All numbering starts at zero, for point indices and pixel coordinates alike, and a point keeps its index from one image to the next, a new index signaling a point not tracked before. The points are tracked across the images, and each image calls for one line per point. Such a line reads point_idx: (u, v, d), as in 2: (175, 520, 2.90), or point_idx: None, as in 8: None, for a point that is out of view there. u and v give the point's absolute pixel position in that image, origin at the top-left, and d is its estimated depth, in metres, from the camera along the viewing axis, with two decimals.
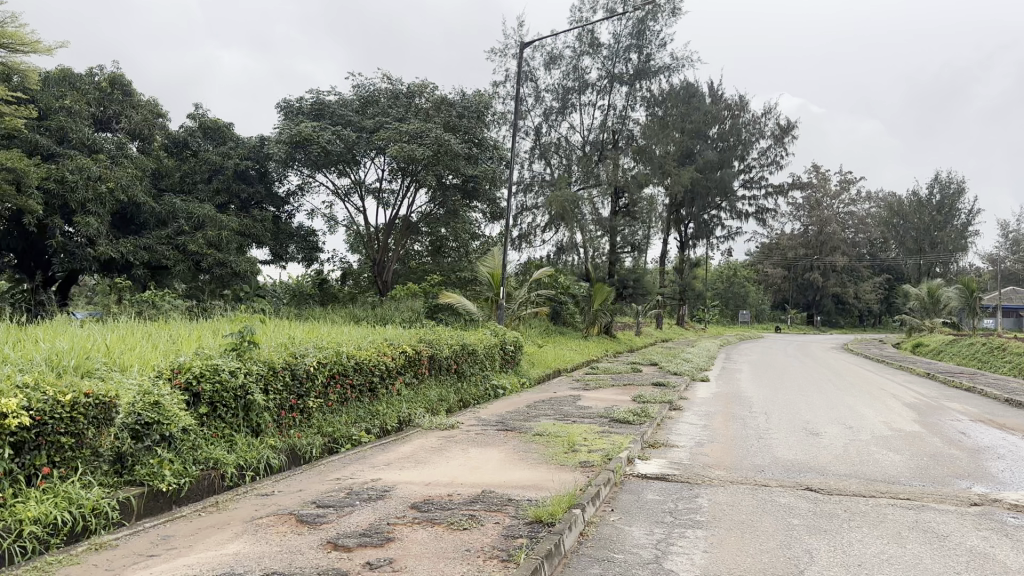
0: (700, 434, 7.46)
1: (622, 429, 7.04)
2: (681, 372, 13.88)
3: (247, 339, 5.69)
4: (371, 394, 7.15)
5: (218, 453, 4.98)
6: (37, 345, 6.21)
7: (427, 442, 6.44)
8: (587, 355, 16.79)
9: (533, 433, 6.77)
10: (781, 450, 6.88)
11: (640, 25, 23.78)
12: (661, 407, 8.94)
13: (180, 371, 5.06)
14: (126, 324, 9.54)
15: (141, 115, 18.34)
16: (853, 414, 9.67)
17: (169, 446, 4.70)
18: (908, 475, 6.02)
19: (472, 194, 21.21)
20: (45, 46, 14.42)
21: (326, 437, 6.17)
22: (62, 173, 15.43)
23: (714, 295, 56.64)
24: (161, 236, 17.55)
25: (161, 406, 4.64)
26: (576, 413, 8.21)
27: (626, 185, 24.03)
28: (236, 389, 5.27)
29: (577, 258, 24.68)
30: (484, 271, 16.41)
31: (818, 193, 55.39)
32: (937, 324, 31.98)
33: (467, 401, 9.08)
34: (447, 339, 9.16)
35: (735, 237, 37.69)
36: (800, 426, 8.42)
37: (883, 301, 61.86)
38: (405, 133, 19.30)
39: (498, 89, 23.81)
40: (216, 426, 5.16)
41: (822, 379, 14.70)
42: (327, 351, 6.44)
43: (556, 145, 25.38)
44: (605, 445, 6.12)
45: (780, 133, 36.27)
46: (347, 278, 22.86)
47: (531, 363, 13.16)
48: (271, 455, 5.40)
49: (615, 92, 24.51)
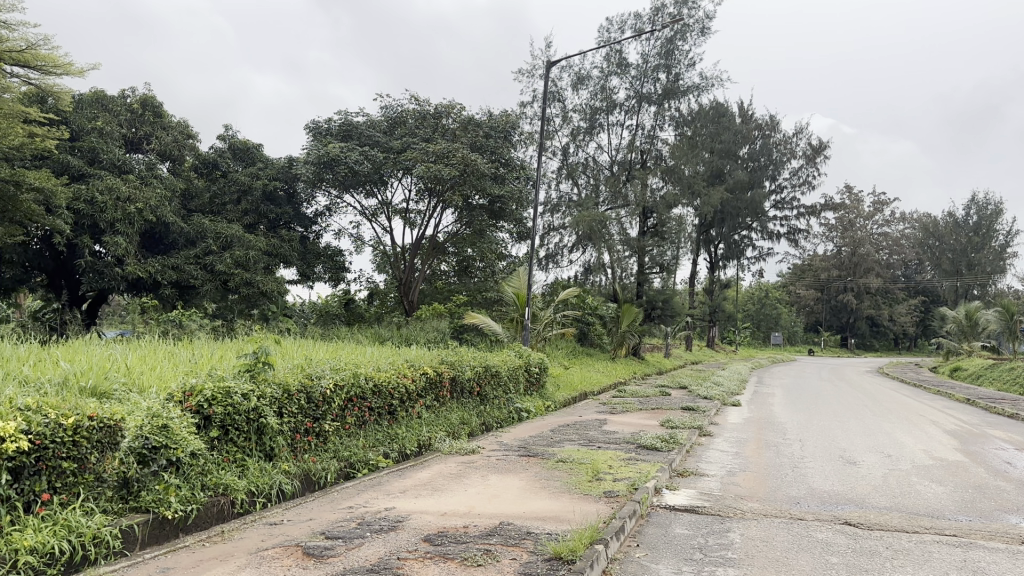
0: (731, 462, 7.18)
1: (650, 456, 6.78)
2: (711, 396, 13.54)
3: (262, 360, 5.54)
4: (391, 417, 6.97)
5: (228, 478, 4.82)
6: (55, 364, 6.14)
7: (446, 468, 6.23)
8: (614, 377, 16.51)
9: (557, 459, 6.53)
10: (817, 480, 6.58)
11: (668, 45, 23.62)
12: (690, 432, 8.66)
13: (191, 393, 4.92)
14: (150, 343, 9.49)
15: (171, 136, 18.52)
16: (892, 442, 9.30)
17: (178, 472, 4.55)
18: (954, 510, 5.69)
19: (499, 214, 21.10)
20: (77, 68, 14.57)
21: (343, 462, 6.00)
22: (91, 194, 15.56)
23: (745, 316, 55.97)
24: (189, 256, 17.62)
25: (168, 429, 4.49)
26: (602, 438, 7.96)
27: (655, 205, 23.75)
28: (248, 412, 5.11)
29: (605, 279, 24.43)
30: (510, 291, 16.24)
31: (851, 214, 54.63)
32: (975, 347, 31.22)
33: (490, 424, 8.86)
34: (470, 361, 8.97)
35: (766, 258, 37.21)
36: (837, 454, 8.08)
37: (918, 323, 60.69)
38: (431, 153, 19.26)
39: (525, 110, 23.74)
40: (227, 450, 5.00)
41: (857, 404, 14.25)
42: (345, 373, 6.28)
43: (584, 165, 25.25)
44: (631, 473, 5.87)
45: (812, 153, 35.82)
46: (374, 298, 22.83)
47: (558, 385, 12.92)
48: (284, 481, 5.22)
49: (644, 112, 24.35)
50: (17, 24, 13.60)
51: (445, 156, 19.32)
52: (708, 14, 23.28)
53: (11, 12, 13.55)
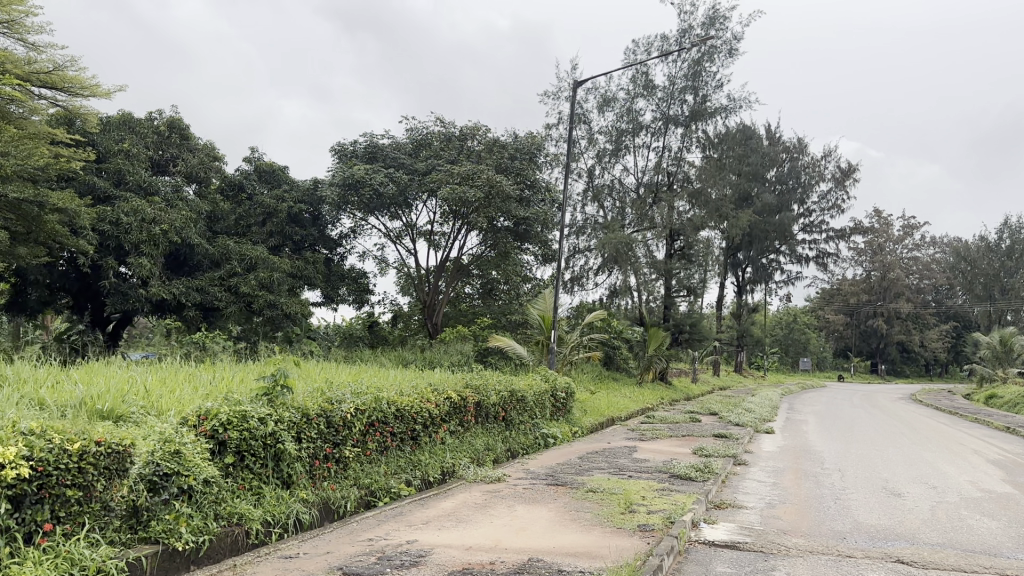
0: (769, 493, 6.84)
1: (684, 486, 6.47)
2: (743, 423, 13.13)
3: (280, 383, 5.33)
4: (414, 443, 6.72)
5: (243, 507, 4.59)
6: (75, 387, 6.00)
7: (471, 497, 5.96)
8: (643, 403, 16.14)
9: (586, 489, 6.23)
10: (862, 514, 6.22)
11: (695, 66, 23.42)
12: (725, 461, 8.31)
13: (206, 418, 4.72)
14: (172, 366, 9.30)
15: (198, 158, 18.57)
16: (936, 472, 8.88)
17: (191, 500, 4.33)
18: (1012, 547, 5.30)
19: (524, 237, 20.92)
20: (104, 89, 14.62)
21: (364, 489, 5.75)
22: (116, 216, 15.54)
23: (773, 341, 55.20)
24: (213, 278, 17.56)
25: (181, 455, 4.29)
26: (632, 466, 7.64)
27: (682, 228, 23.42)
28: (265, 437, 4.89)
29: (631, 302, 24.12)
30: (535, 313, 16.05)
31: (881, 238, 53.98)
32: (1011, 373, 30.47)
33: (515, 451, 8.58)
34: (495, 385, 8.71)
35: (795, 282, 36.68)
36: (880, 485, 7.69)
37: (950, 349, 59.51)
38: (456, 175, 19.15)
39: (550, 132, 23.61)
40: (243, 477, 4.78)
41: (895, 432, 13.77)
42: (366, 397, 6.05)
43: (610, 187, 24.97)
44: (666, 505, 5.55)
45: (841, 175, 35.39)
46: (398, 321, 22.66)
47: (584, 410, 12.59)
48: (302, 510, 4.98)
49: (670, 133, 24.14)
50: (45, 45, 13.69)
51: (470, 178, 19.21)
52: (736, 35, 23.05)
53: (40, 34, 13.66)
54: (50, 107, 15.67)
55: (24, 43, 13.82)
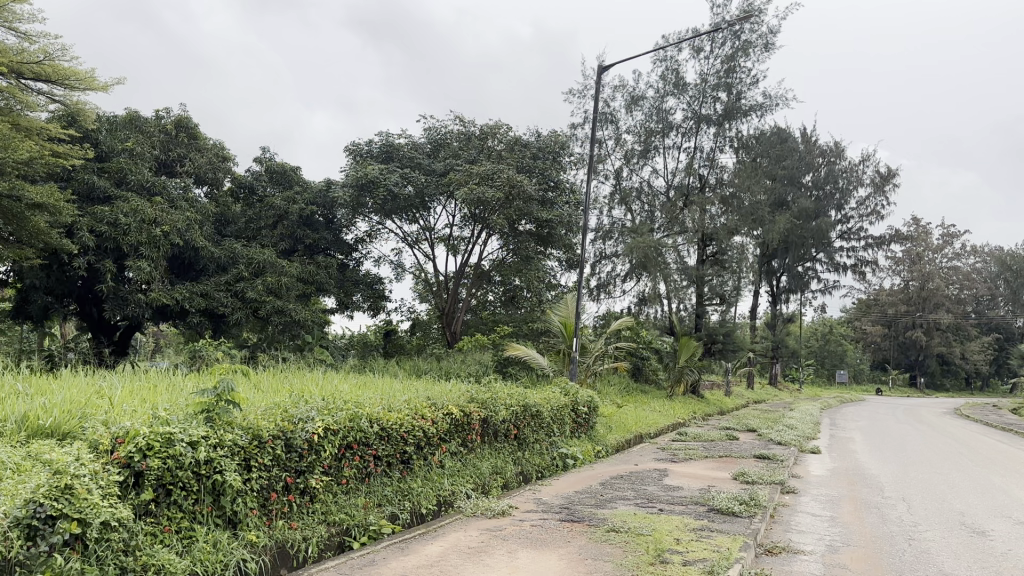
0: (828, 532, 5.71)
1: (726, 525, 5.33)
2: (786, 442, 11.89)
3: (224, 398, 4.34)
4: (404, 467, 5.68)
5: (163, 556, 3.56)
6: (23, 397, 5.11)
7: (466, 540, 4.89)
8: (672, 418, 14.98)
9: (606, 528, 5.13)
10: (948, 561, 5.08)
11: (729, 62, 22.28)
12: (772, 490, 7.16)
13: (123, 440, 3.72)
14: (152, 376, 8.28)
15: (207, 158, 17.73)
16: (1015, 503, 7.66)
17: (85, 553, 3.28)
18: None
19: (547, 241, 19.91)
20: (99, 82, 13.81)
21: (335, 528, 4.72)
22: (114, 216, 14.68)
23: (808, 352, 53.53)
24: (219, 283, 16.63)
25: (73, 491, 3.27)
26: (664, 496, 6.54)
27: (715, 233, 22.21)
28: (197, 466, 3.91)
29: (660, 311, 23.01)
30: (556, 320, 14.88)
31: (919, 247, 52.00)
32: None
33: (529, 474, 7.53)
34: (506, 399, 7.64)
35: (831, 291, 35.23)
36: (957, 521, 6.51)
37: (993, 362, 57.31)
38: (474, 174, 18.08)
39: (575, 132, 22.50)
40: (168, 517, 3.78)
41: (954, 453, 12.47)
42: (340, 412, 5.04)
43: (638, 189, 23.79)
44: (707, 553, 4.45)
45: (880, 180, 33.86)
46: (416, 330, 21.82)
47: (609, 426, 11.47)
48: (244, 557, 3.93)
49: (702, 133, 22.95)
50: (37, 35, 12.96)
51: (490, 178, 18.20)
52: (772, 29, 21.86)
53: (30, 22, 12.90)
54: (48, 104, 15.10)
55: (14, 33, 13.17)
